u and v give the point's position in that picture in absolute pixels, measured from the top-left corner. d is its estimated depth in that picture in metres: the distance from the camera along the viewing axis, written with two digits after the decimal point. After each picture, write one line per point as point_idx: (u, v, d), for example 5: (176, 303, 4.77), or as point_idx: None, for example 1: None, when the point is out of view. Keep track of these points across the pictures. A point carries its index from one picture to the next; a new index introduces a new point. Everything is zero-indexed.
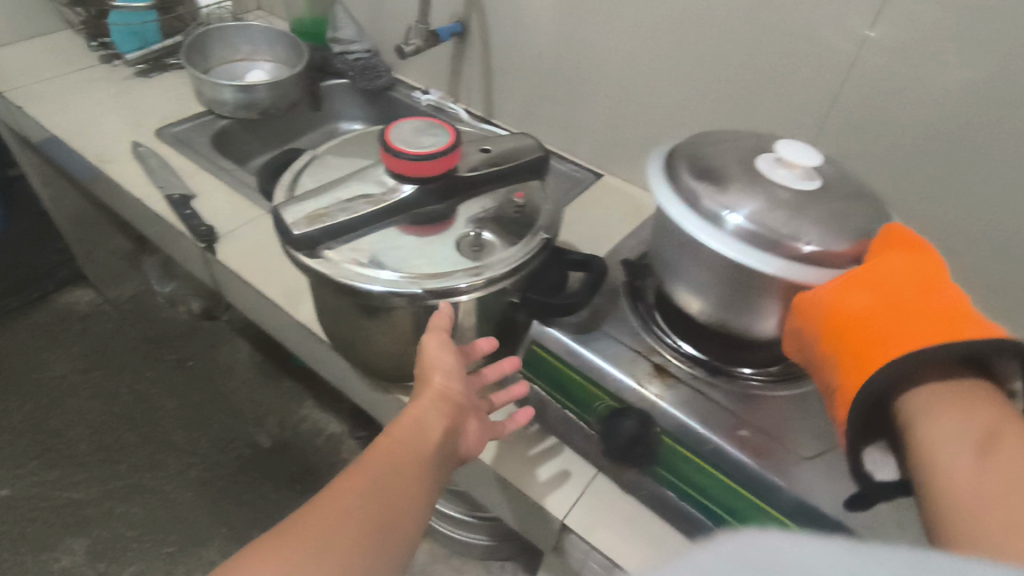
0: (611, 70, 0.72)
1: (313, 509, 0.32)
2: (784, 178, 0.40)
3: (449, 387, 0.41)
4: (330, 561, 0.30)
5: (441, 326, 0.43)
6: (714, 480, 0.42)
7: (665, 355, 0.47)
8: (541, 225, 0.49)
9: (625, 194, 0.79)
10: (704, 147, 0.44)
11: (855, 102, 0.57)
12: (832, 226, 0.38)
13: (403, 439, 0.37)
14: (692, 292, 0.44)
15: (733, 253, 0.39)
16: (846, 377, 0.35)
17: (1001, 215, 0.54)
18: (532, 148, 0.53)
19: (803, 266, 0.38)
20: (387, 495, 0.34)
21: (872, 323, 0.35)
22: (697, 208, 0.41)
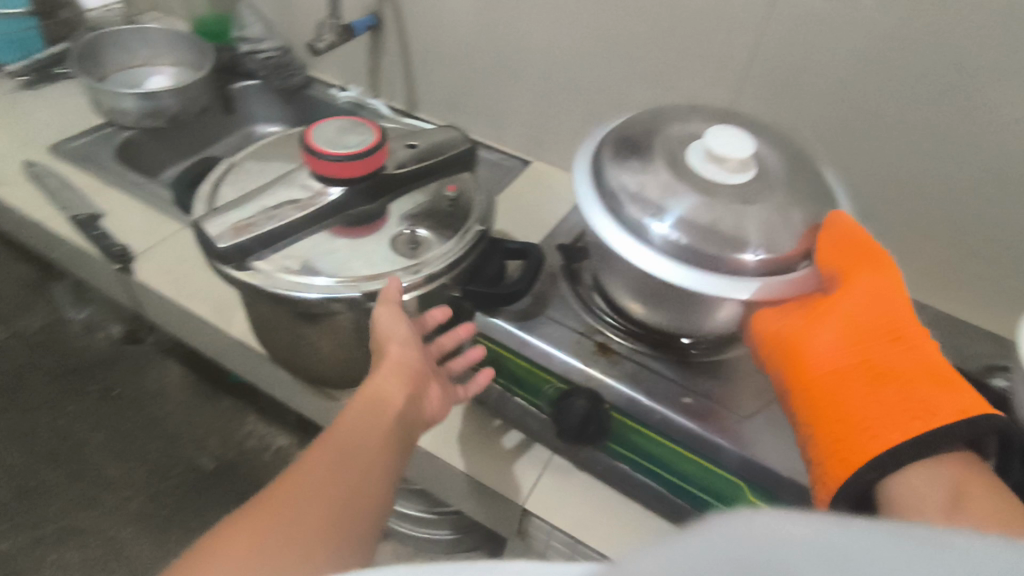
0: (530, 57, 0.73)
1: (277, 487, 0.32)
2: (717, 175, 0.41)
3: (406, 355, 0.40)
4: (305, 532, 0.30)
5: (393, 298, 0.41)
6: (663, 447, 0.44)
7: (606, 333, 0.48)
8: (475, 217, 0.49)
9: (554, 178, 0.80)
10: (629, 147, 0.44)
11: (761, 77, 0.61)
12: (773, 229, 0.40)
13: (363, 410, 0.37)
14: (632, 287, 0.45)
15: (693, 285, 0.39)
16: (823, 440, 0.37)
17: (896, 173, 0.59)
18: (459, 140, 0.52)
19: (763, 282, 0.39)
20: (354, 465, 0.34)
21: (848, 388, 0.38)
22: (638, 233, 0.41)
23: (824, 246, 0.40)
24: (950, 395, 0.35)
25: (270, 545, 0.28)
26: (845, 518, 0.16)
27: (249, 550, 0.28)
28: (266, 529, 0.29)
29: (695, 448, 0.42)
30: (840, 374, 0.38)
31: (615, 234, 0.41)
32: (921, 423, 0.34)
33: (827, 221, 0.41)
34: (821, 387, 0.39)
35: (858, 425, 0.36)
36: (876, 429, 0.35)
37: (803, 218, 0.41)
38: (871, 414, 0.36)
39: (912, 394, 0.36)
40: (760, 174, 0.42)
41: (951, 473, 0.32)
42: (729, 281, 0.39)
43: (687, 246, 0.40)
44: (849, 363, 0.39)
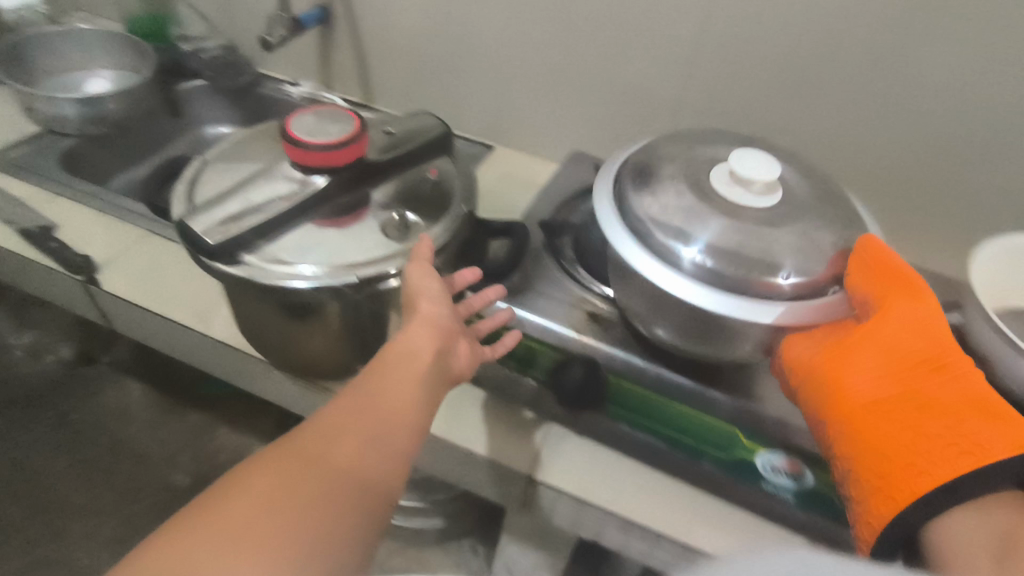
0: (487, 44, 0.73)
1: (310, 429, 0.36)
2: (743, 197, 0.42)
3: (437, 312, 0.41)
4: (331, 469, 0.34)
5: (425, 257, 0.43)
6: (656, 403, 0.47)
7: (594, 301, 0.51)
8: (460, 199, 0.49)
9: (518, 161, 0.81)
10: (651, 172, 0.45)
11: (713, 51, 0.63)
12: (803, 253, 0.41)
13: (395, 363, 0.39)
14: (659, 321, 0.45)
15: (724, 309, 0.40)
16: (867, 473, 0.38)
17: (840, 135, 0.64)
18: (434, 126, 0.53)
19: (795, 305, 0.40)
20: (379, 413, 0.37)
21: (891, 419, 0.38)
22: (669, 261, 0.41)
23: (853, 271, 0.41)
24: (999, 429, 0.36)
25: (298, 479, 0.33)
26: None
27: (280, 481, 0.33)
28: (297, 468, 0.34)
29: None
30: (879, 405, 0.39)
31: (644, 261, 0.41)
32: (971, 458, 0.35)
33: (858, 245, 0.42)
34: (863, 419, 0.39)
35: (904, 460, 0.36)
36: (924, 463, 0.36)
37: (831, 240, 0.42)
38: (917, 446, 0.37)
39: (958, 428, 0.36)
40: (784, 196, 0.44)
41: (1004, 515, 0.33)
42: (759, 305, 0.40)
43: (716, 271, 0.41)
44: (887, 393, 0.39)
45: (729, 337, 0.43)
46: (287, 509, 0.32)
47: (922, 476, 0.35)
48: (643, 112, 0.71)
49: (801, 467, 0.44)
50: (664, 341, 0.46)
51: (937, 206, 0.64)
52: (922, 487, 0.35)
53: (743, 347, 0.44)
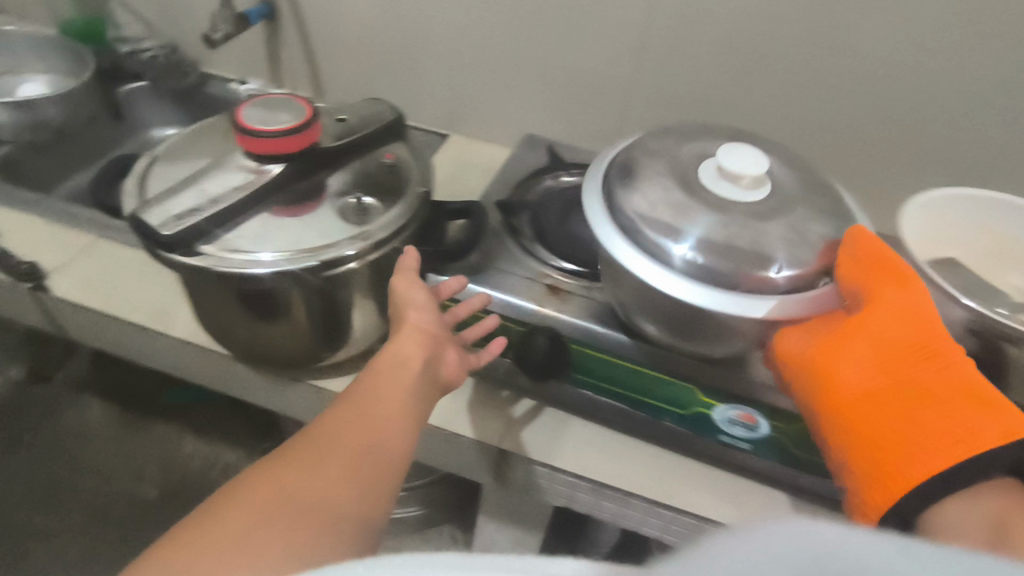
0: (436, 32, 0.74)
1: (306, 435, 0.37)
2: (732, 193, 0.42)
3: (422, 320, 0.42)
4: (320, 474, 0.34)
5: (410, 268, 0.44)
6: (621, 367, 0.48)
7: (554, 275, 0.52)
8: (415, 181, 0.50)
9: (474, 149, 0.82)
10: (639, 168, 0.45)
11: (656, 30, 0.66)
12: (794, 246, 0.41)
13: (385, 370, 0.40)
14: (647, 316, 0.44)
15: (714, 305, 0.40)
16: (863, 465, 0.38)
17: (779, 106, 0.67)
18: (386, 111, 0.53)
19: (789, 300, 0.40)
20: (369, 420, 0.37)
21: (883, 411, 0.38)
22: (661, 259, 0.41)
23: (843, 261, 0.41)
24: (990, 417, 0.36)
25: (287, 486, 0.34)
26: (910, 540, 0.16)
27: (271, 487, 0.34)
28: (289, 474, 0.34)
29: (648, 362, 0.47)
30: (871, 395, 0.39)
31: (636, 259, 0.41)
32: (967, 446, 0.35)
33: (846, 235, 0.42)
34: (855, 411, 0.39)
35: (899, 452, 0.37)
36: (918, 453, 0.36)
37: (820, 232, 0.42)
38: (911, 436, 0.37)
39: (953, 415, 0.36)
40: (773, 189, 0.44)
41: (999, 500, 0.34)
42: (750, 300, 0.40)
43: (707, 266, 0.40)
44: (878, 382, 0.39)
45: (720, 334, 0.42)
46: (277, 510, 0.32)
47: (919, 468, 0.36)
48: (594, 93, 0.73)
49: (757, 417, 0.46)
50: (653, 338, 0.46)
51: (871, 168, 0.68)
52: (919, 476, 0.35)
53: (736, 343, 0.43)
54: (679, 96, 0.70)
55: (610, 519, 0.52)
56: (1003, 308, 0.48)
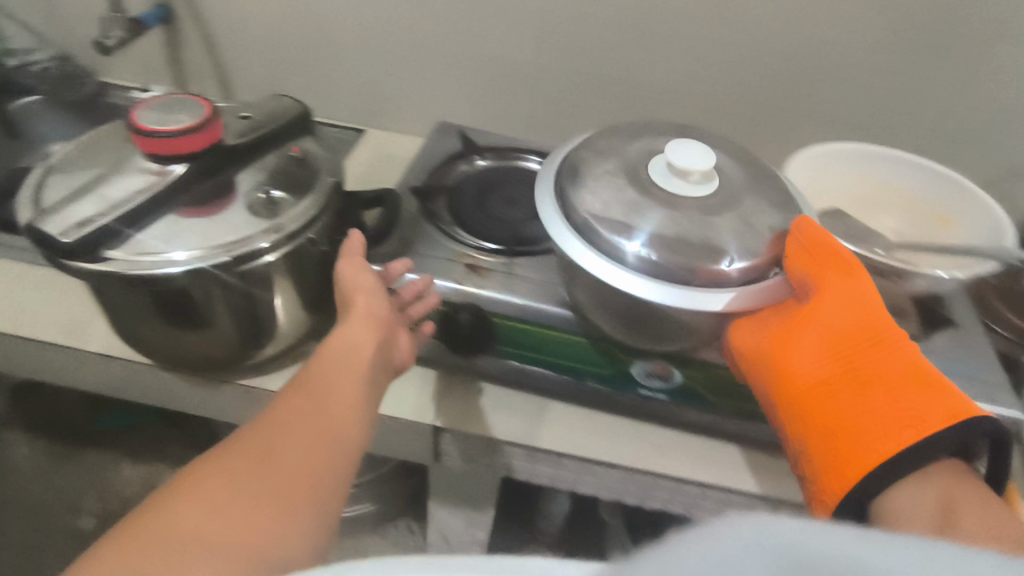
0: (342, 26, 0.74)
1: (258, 425, 0.35)
2: (683, 188, 0.43)
3: (372, 305, 0.43)
4: (279, 463, 0.33)
5: (355, 253, 0.45)
6: (541, 335, 0.51)
7: (472, 254, 0.54)
8: (325, 172, 0.50)
9: (392, 141, 0.82)
10: (588, 167, 0.46)
11: (556, 13, 0.68)
12: (743, 240, 0.42)
13: (336, 359, 0.39)
14: (605, 314, 0.45)
15: (672, 301, 0.40)
16: (819, 450, 0.41)
17: (676, 79, 0.71)
18: (292, 106, 0.54)
19: (741, 294, 0.42)
20: (326, 409, 0.36)
21: (836, 397, 0.42)
22: (620, 259, 0.42)
23: (791, 252, 0.43)
24: (936, 398, 0.40)
25: (243, 481, 0.32)
26: (866, 530, 0.17)
27: (223, 481, 0.32)
28: (244, 467, 0.32)
29: (567, 327, 0.50)
30: (825, 383, 0.43)
31: (593, 260, 0.42)
32: (915, 430, 0.38)
33: (794, 226, 0.44)
34: (811, 397, 0.43)
35: (854, 434, 0.40)
36: (870, 437, 0.39)
37: (769, 224, 0.44)
38: (864, 422, 0.40)
39: (900, 401, 0.40)
40: (720, 183, 0.45)
41: (943, 479, 0.37)
42: (702, 293, 0.41)
43: (659, 261, 0.41)
44: (831, 370, 0.43)
45: (673, 325, 0.43)
46: (232, 507, 0.31)
47: (872, 452, 0.39)
48: (504, 78, 0.75)
49: (670, 368, 0.49)
50: (613, 335, 0.47)
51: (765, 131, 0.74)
52: (871, 460, 0.39)
53: (693, 336, 0.45)
54: (585, 75, 0.73)
55: (546, 480, 0.55)
56: (878, 248, 0.53)
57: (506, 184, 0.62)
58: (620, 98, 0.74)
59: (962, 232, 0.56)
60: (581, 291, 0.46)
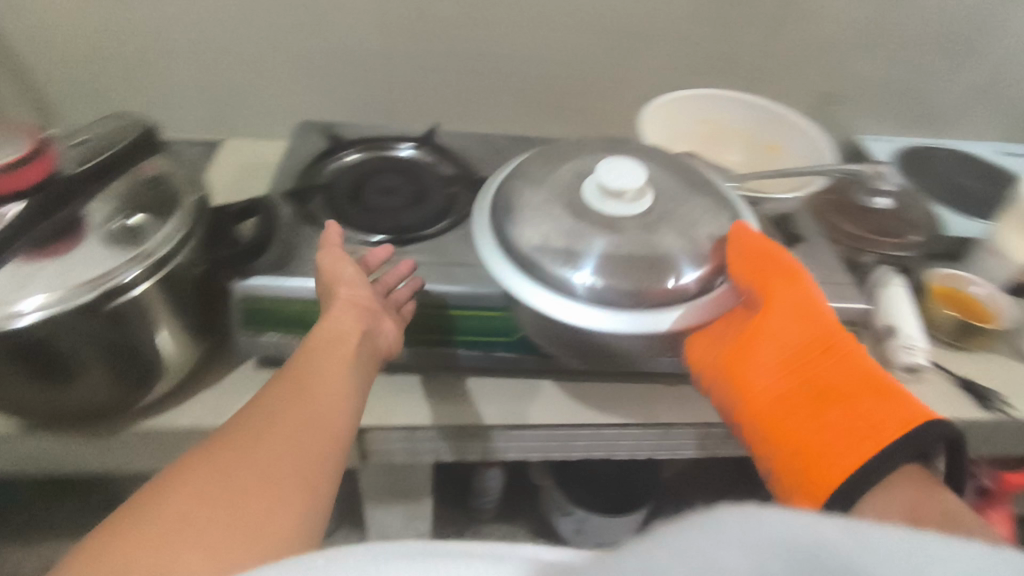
0: (173, 33, 0.68)
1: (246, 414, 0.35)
2: (617, 209, 0.43)
3: (356, 293, 0.45)
4: (267, 450, 0.32)
5: (335, 242, 0.48)
6: (444, 316, 0.51)
7: (360, 249, 0.53)
8: (185, 190, 0.48)
9: (253, 147, 0.78)
10: (522, 198, 0.45)
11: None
12: (687, 254, 0.43)
13: (325, 345, 0.41)
14: (560, 345, 0.46)
15: (622, 327, 0.41)
16: (785, 464, 0.40)
17: (528, 50, 0.74)
18: (132, 123, 0.49)
19: (689, 308, 0.43)
20: (314, 399, 0.37)
21: (796, 408, 0.41)
22: (569, 293, 0.42)
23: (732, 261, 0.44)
24: (891, 406, 0.38)
25: (234, 467, 0.31)
26: (857, 524, 0.20)
27: (213, 466, 0.31)
28: (232, 456, 0.32)
29: (469, 304, 0.50)
30: (782, 398, 0.41)
31: (545, 299, 0.42)
32: (874, 441, 0.37)
33: (731, 235, 0.45)
34: (772, 413, 0.41)
35: (818, 447, 0.39)
36: (832, 451, 0.38)
37: (708, 233, 0.45)
38: (825, 435, 0.39)
39: (860, 411, 0.39)
40: (655, 196, 0.45)
41: (908, 488, 0.35)
42: (653, 315, 0.42)
43: (608, 287, 0.41)
44: (787, 381, 0.42)
45: (624, 347, 0.44)
46: (225, 488, 0.30)
47: (835, 466, 0.37)
48: (360, 68, 0.73)
49: None
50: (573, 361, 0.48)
51: (617, 89, 0.78)
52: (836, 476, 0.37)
53: (652, 355, 0.47)
54: (440, 56, 0.73)
55: (477, 455, 0.57)
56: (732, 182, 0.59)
57: (381, 173, 0.62)
58: (477, 75, 0.75)
59: (796, 156, 0.64)
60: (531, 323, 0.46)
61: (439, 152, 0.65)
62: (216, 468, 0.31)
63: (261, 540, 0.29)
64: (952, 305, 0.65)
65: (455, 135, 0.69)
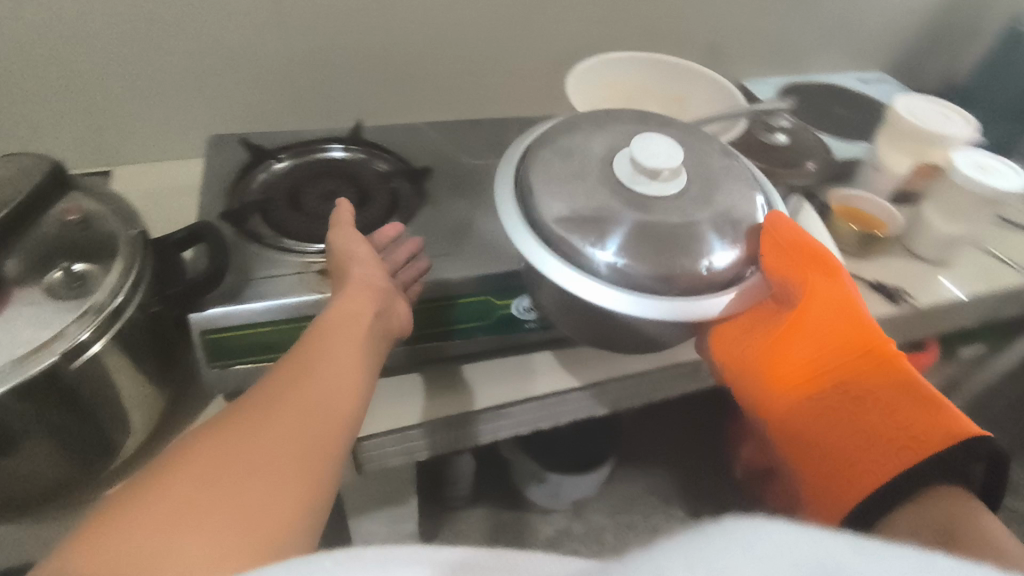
0: (33, 61, 0.60)
1: (259, 389, 0.35)
2: (655, 189, 0.44)
3: (368, 274, 0.47)
4: (279, 431, 0.32)
5: (347, 220, 0.50)
6: (422, 311, 0.52)
7: (316, 260, 0.51)
8: (119, 227, 0.43)
9: (149, 174, 0.70)
10: (544, 176, 0.45)
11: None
12: (719, 238, 0.44)
13: (336, 323, 0.42)
14: (575, 318, 0.46)
15: (650, 314, 0.41)
16: (825, 460, 0.45)
17: (434, 38, 0.72)
18: (35, 161, 0.43)
19: (722, 294, 0.44)
20: (322, 383, 0.36)
21: (833, 406, 0.46)
22: (597, 274, 0.42)
23: (768, 251, 0.45)
24: (931, 411, 0.43)
25: (248, 448, 0.31)
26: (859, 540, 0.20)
27: (227, 446, 0.31)
28: (246, 435, 0.32)
29: (444, 294, 0.51)
30: (818, 396, 0.46)
31: (577, 278, 0.41)
32: (914, 454, 0.42)
33: (769, 223, 0.45)
34: (806, 405, 0.46)
35: (861, 453, 0.44)
36: (869, 463, 0.43)
37: (746, 220, 0.46)
38: (864, 436, 0.44)
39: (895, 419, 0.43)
40: (688, 177, 0.46)
41: (945, 503, 0.40)
42: (686, 304, 0.42)
43: (632, 268, 0.42)
44: (821, 385, 0.46)
45: (643, 329, 0.44)
46: (237, 471, 0.30)
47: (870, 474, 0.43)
48: (259, 76, 0.68)
49: None
50: (593, 338, 0.49)
51: (526, 66, 0.79)
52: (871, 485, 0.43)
53: (675, 338, 0.48)
54: (344, 54, 0.70)
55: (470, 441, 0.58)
56: None
57: (315, 179, 0.59)
58: (385, 68, 0.73)
59: (704, 107, 0.68)
60: (549, 299, 0.46)
61: (370, 149, 0.63)
62: (233, 443, 0.31)
63: (271, 525, 0.29)
64: (853, 221, 0.73)
65: (379, 129, 0.67)
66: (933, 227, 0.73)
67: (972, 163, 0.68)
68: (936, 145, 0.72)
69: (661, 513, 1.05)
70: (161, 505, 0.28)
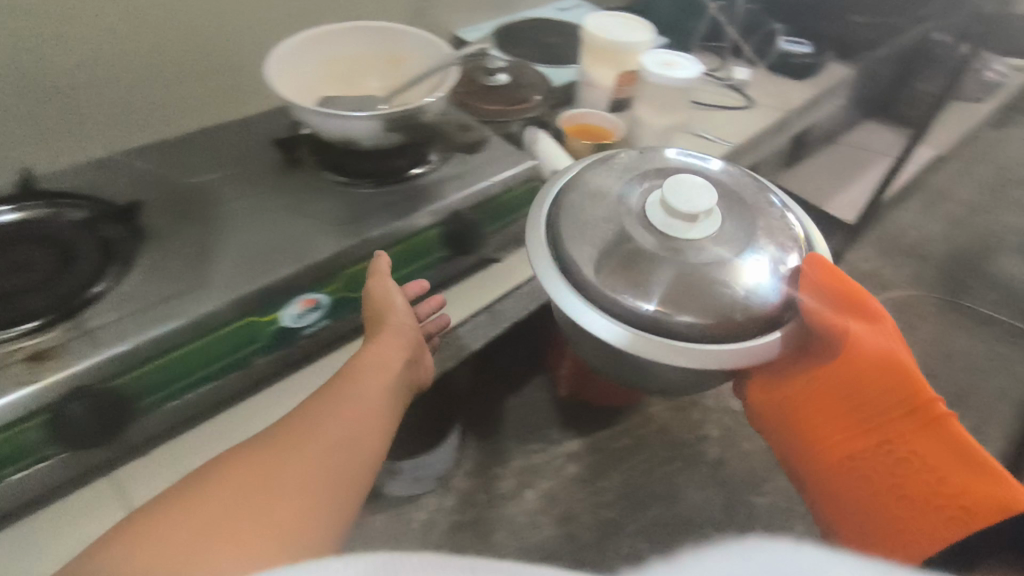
0: None
1: (308, 414, 0.46)
2: (694, 234, 0.52)
3: (403, 322, 0.54)
4: (310, 451, 0.42)
5: (382, 271, 0.55)
6: (183, 354, 0.47)
7: (22, 345, 0.43)
8: None
9: None
10: (584, 243, 0.53)
11: None
12: (752, 283, 0.52)
13: (367, 367, 0.51)
14: (615, 359, 0.57)
15: (683, 362, 0.49)
16: (882, 521, 0.48)
17: (107, 58, 0.61)
18: None
19: (756, 336, 0.51)
20: (359, 421, 0.46)
21: (888, 469, 0.49)
22: (638, 321, 0.50)
23: (803, 283, 0.53)
24: (992, 487, 0.44)
25: (282, 463, 0.41)
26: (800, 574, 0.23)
27: (268, 462, 0.41)
28: (282, 454, 0.42)
29: (199, 328, 0.47)
30: (871, 450, 0.50)
31: (632, 336, 0.49)
32: (968, 525, 0.43)
33: (807, 266, 0.53)
34: (861, 461, 0.50)
35: (918, 517, 0.46)
36: (927, 529, 0.45)
37: (785, 261, 0.54)
38: (918, 497, 0.46)
39: (946, 483, 0.45)
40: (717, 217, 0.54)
41: None
42: (718, 351, 0.49)
43: (676, 320, 0.50)
44: (878, 441, 0.50)
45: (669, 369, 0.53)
46: (271, 483, 0.40)
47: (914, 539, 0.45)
48: None
49: (313, 297, 0.54)
50: (644, 375, 0.59)
51: (234, 64, 0.71)
52: (916, 554, 0.45)
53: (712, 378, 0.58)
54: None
55: None
56: (384, 104, 0.63)
57: None
58: (56, 105, 0.61)
59: (412, 60, 0.67)
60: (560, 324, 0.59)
61: (57, 201, 0.53)
62: (268, 460, 0.41)
63: (284, 528, 0.37)
64: (584, 136, 0.80)
65: (64, 178, 0.58)
66: (646, 123, 0.82)
67: (659, 62, 0.78)
68: (627, 53, 0.81)
69: (521, 453, 1.11)
70: (220, 501, 0.38)
